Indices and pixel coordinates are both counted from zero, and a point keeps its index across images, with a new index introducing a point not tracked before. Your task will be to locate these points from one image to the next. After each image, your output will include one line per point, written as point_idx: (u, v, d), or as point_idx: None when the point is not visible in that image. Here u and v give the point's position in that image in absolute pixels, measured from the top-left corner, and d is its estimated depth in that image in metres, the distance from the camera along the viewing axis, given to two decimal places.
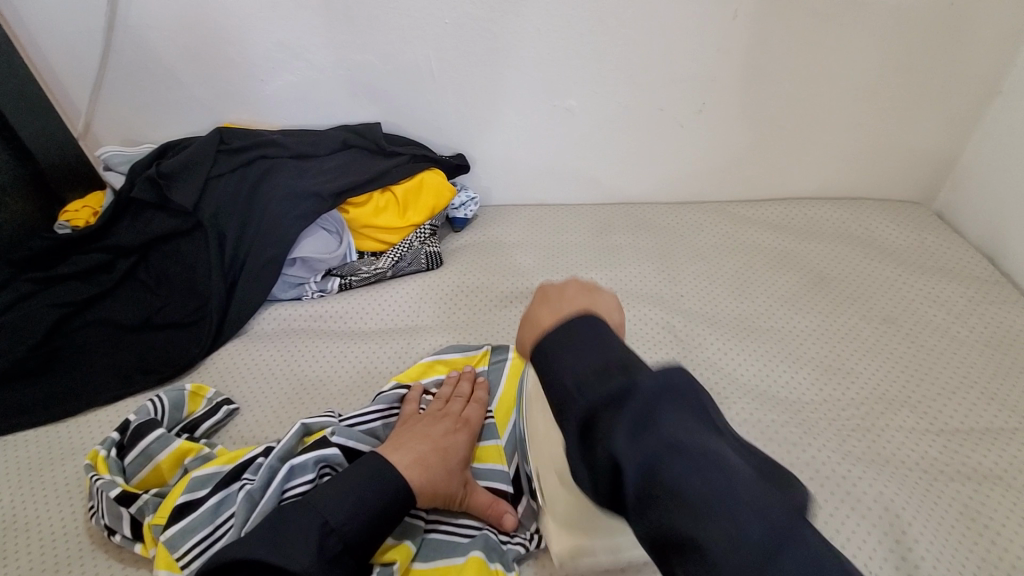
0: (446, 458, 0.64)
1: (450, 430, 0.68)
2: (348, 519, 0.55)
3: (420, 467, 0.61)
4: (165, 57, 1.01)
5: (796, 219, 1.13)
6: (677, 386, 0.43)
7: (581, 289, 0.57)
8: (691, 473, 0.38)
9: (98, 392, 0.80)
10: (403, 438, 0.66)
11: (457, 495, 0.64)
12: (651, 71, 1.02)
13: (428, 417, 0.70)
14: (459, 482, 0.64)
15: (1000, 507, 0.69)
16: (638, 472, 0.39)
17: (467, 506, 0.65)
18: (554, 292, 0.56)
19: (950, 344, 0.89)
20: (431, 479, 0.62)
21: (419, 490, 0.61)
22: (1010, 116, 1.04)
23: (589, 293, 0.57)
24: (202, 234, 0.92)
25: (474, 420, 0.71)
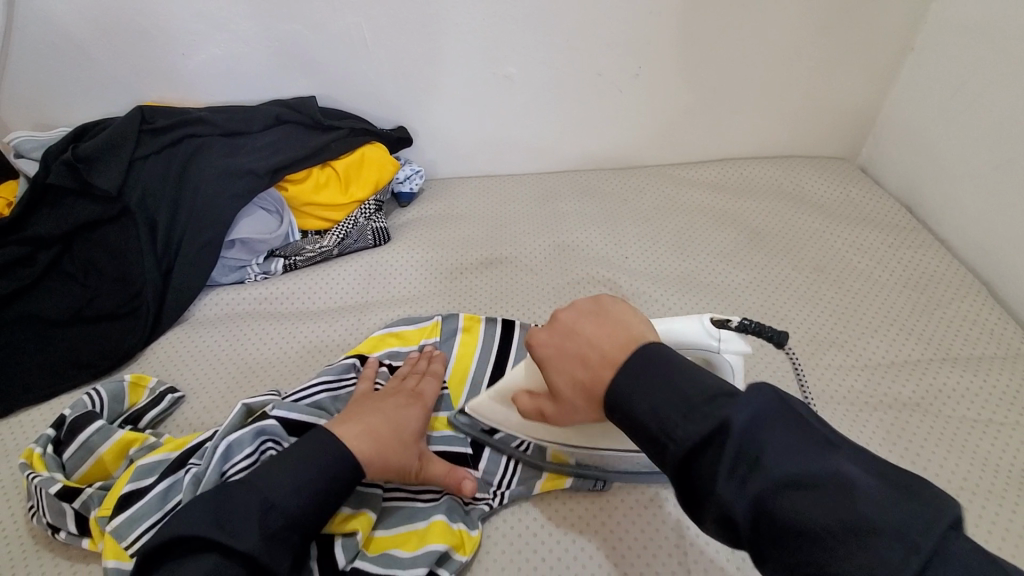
0: (399, 429, 0.64)
1: (403, 405, 0.67)
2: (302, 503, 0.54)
3: (370, 440, 0.60)
4: (71, 32, 0.94)
5: (733, 178, 1.18)
6: (768, 412, 0.43)
7: (589, 314, 0.57)
8: (813, 503, 0.38)
9: (29, 391, 0.76)
10: (354, 411, 0.64)
11: (413, 465, 0.63)
12: (587, 36, 1.02)
13: (379, 393, 0.68)
14: (414, 454, 0.63)
15: (920, 431, 0.76)
16: (749, 508, 0.40)
17: (424, 478, 0.64)
18: (582, 345, 0.54)
19: (873, 287, 0.96)
20: (382, 449, 0.60)
21: (370, 458, 0.59)
22: (921, 71, 1.10)
23: (607, 320, 0.56)
24: (129, 220, 0.88)
25: (428, 394, 0.70)
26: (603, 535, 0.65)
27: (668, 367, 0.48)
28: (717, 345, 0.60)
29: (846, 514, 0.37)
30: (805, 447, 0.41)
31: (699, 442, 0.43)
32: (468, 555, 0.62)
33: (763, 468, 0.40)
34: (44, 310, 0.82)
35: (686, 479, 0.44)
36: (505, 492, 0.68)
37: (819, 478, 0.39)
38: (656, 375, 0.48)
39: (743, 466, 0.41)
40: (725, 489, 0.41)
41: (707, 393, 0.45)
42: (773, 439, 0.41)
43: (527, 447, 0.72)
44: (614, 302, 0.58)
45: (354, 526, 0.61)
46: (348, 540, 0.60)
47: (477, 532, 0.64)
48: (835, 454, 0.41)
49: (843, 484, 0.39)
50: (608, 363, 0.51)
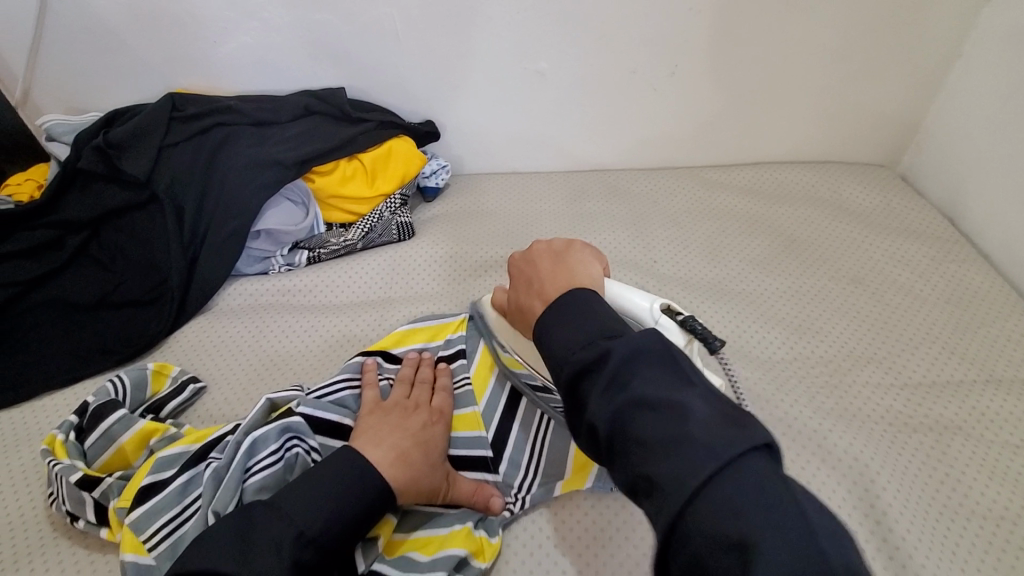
0: (428, 451, 0.62)
1: (428, 423, 0.65)
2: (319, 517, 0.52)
3: (402, 465, 0.59)
4: (105, 17, 0.94)
5: (767, 183, 1.14)
6: (652, 347, 0.44)
7: (552, 253, 0.62)
8: (658, 423, 0.40)
9: (54, 375, 0.76)
10: (377, 430, 0.62)
11: (440, 487, 0.62)
12: (623, 33, 1.00)
13: (399, 407, 0.66)
14: (442, 475, 0.62)
15: (962, 456, 0.73)
16: (608, 425, 0.42)
17: (450, 499, 0.63)
18: (533, 273, 0.61)
19: (913, 302, 0.92)
20: (416, 474, 0.59)
21: (404, 484, 0.58)
22: (971, 76, 1.05)
23: (561, 262, 0.61)
24: (156, 207, 0.88)
25: (446, 410, 0.69)
26: (627, 550, 0.62)
27: (589, 305, 0.51)
28: (653, 326, 0.61)
29: (675, 433, 0.39)
30: (668, 380, 0.42)
31: (584, 366, 0.45)
32: (487, 561, 0.61)
33: (627, 392, 0.42)
34: (71, 295, 0.82)
35: (572, 397, 0.46)
36: (527, 496, 0.66)
37: (664, 402, 0.41)
38: (577, 311, 0.51)
39: (613, 386, 0.43)
40: (595, 406, 0.43)
41: (607, 330, 0.48)
42: (645, 373, 0.43)
43: (549, 451, 0.69)
44: (580, 251, 0.63)
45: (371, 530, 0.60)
46: (366, 545, 0.59)
47: (498, 539, 0.63)
48: (690, 388, 0.42)
49: (678, 407, 0.40)
50: (543, 295, 0.57)
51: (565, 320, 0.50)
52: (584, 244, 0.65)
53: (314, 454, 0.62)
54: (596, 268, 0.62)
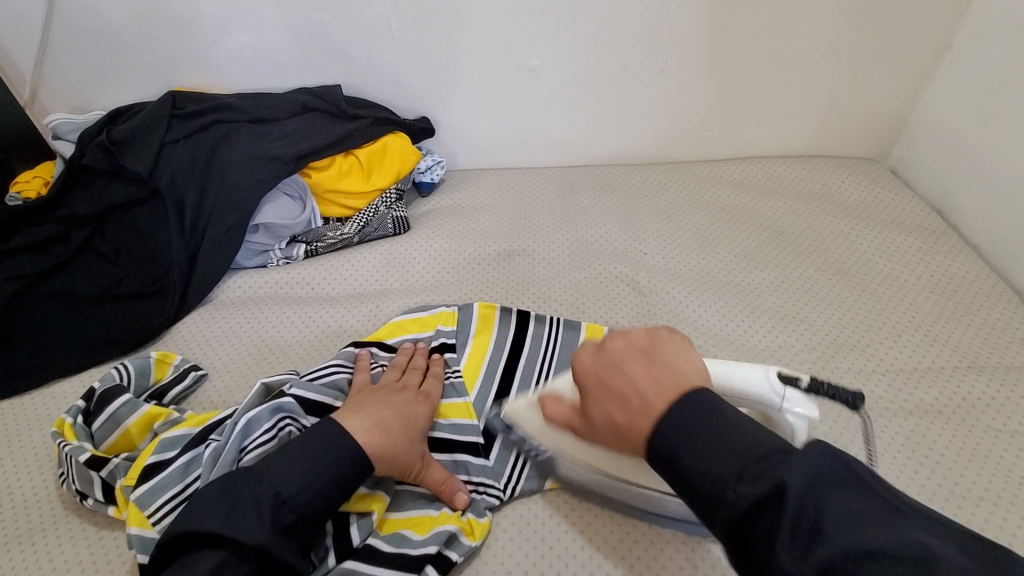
0: (409, 427, 0.64)
1: (411, 402, 0.67)
2: (300, 491, 0.54)
3: (381, 432, 0.61)
4: (109, 18, 0.97)
5: (758, 176, 1.16)
6: (829, 471, 0.40)
7: (639, 351, 0.51)
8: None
9: (61, 364, 0.79)
10: (363, 403, 0.64)
11: (415, 465, 0.63)
12: (613, 29, 1.02)
13: (387, 387, 0.69)
14: (419, 453, 0.64)
15: (941, 439, 0.75)
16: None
17: (422, 479, 0.64)
18: (622, 384, 0.50)
19: (898, 292, 0.94)
20: (393, 444, 0.61)
21: (379, 455, 0.60)
22: (959, 70, 1.07)
23: (656, 363, 0.50)
24: (159, 202, 0.90)
25: (434, 394, 0.71)
26: (612, 529, 0.65)
27: (718, 418, 0.44)
28: (781, 403, 0.57)
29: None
30: (876, 516, 0.38)
31: (753, 505, 0.39)
32: (477, 540, 0.63)
33: (828, 540, 0.37)
34: (77, 288, 0.85)
35: (739, 543, 0.40)
36: (516, 484, 0.68)
37: (890, 550, 0.36)
38: (703, 426, 0.44)
39: (808, 532, 0.37)
40: (787, 560, 0.37)
41: (761, 451, 0.41)
42: (838, 503, 0.38)
43: None
44: (671, 339, 0.52)
45: (365, 505, 0.62)
46: (361, 519, 0.62)
47: (486, 519, 0.65)
48: (902, 519, 0.38)
49: (914, 548, 0.36)
50: (647, 413, 0.47)
51: (698, 458, 0.43)
52: (666, 328, 0.53)
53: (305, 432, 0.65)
54: (696, 355, 0.51)
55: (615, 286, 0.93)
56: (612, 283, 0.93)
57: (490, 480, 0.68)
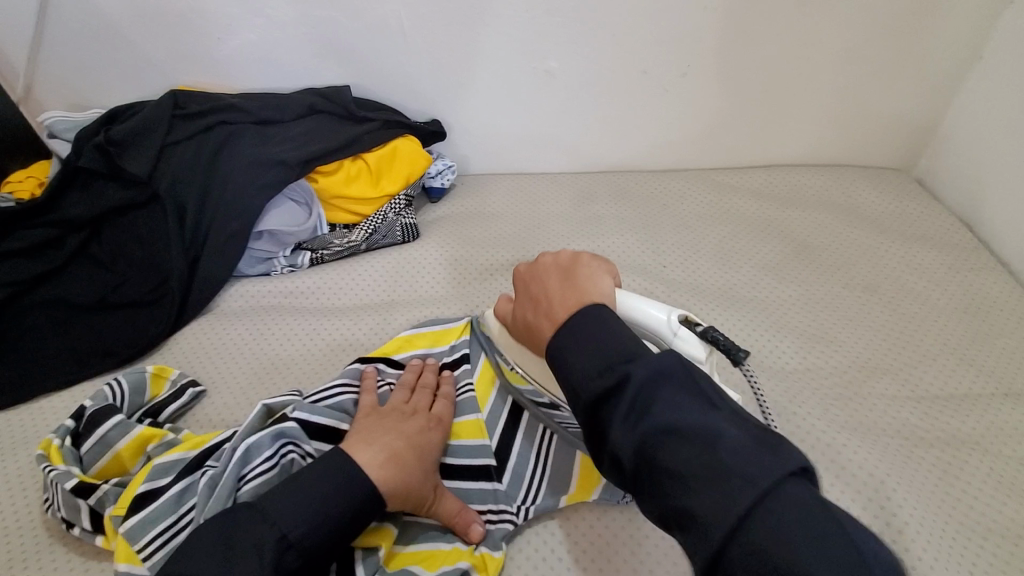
0: (421, 458, 0.60)
1: (423, 429, 0.64)
2: (308, 532, 0.51)
3: (392, 466, 0.57)
4: (108, 13, 0.93)
5: (780, 186, 1.12)
6: (670, 370, 0.45)
7: (560, 268, 0.57)
8: (682, 452, 0.41)
9: (51, 377, 0.75)
10: (372, 432, 0.60)
11: (427, 498, 0.60)
12: (634, 32, 0.97)
13: (396, 411, 0.65)
14: (431, 485, 0.60)
15: (980, 472, 0.71)
16: (632, 453, 0.43)
17: (434, 513, 0.60)
18: (540, 291, 0.56)
19: (930, 311, 0.89)
20: (404, 478, 0.57)
21: (390, 489, 0.56)
22: (992, 80, 1.03)
23: (572, 278, 0.56)
24: (157, 206, 0.86)
25: (445, 417, 0.67)
26: (634, 566, 0.61)
27: (601, 326, 0.49)
28: (671, 338, 0.57)
29: (707, 459, 0.40)
30: (692, 407, 0.43)
31: (603, 391, 0.45)
32: None
33: (651, 418, 0.43)
34: (71, 295, 0.81)
35: (594, 427, 0.46)
36: (530, 507, 0.64)
37: (690, 429, 0.42)
38: (589, 331, 0.49)
39: (638, 412, 0.43)
40: (618, 434, 0.43)
41: (626, 351, 0.46)
42: (667, 395, 0.44)
43: (555, 460, 0.68)
44: (589, 262, 0.58)
45: (373, 540, 0.58)
46: (368, 556, 0.57)
47: (501, 553, 0.61)
48: (715, 412, 0.43)
49: (708, 433, 0.41)
50: (552, 315, 0.53)
51: (580, 352, 0.48)
52: (590, 254, 0.60)
53: (309, 459, 0.61)
54: (608, 279, 0.57)
55: None
56: None
57: (504, 506, 0.64)
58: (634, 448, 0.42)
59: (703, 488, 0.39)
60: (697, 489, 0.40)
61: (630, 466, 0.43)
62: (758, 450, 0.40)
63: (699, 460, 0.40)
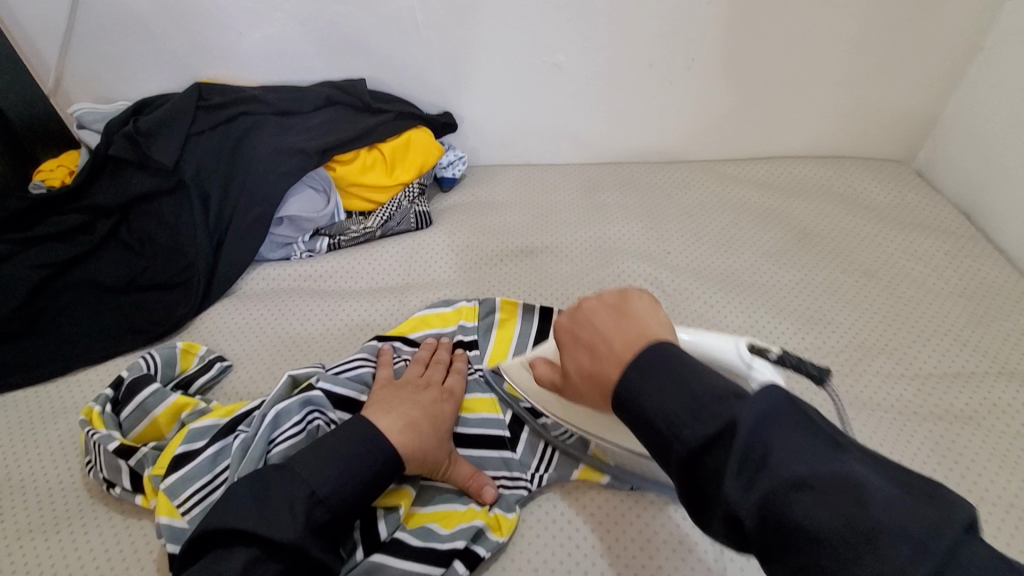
0: (436, 426, 0.64)
1: (436, 400, 0.67)
2: (334, 489, 0.54)
3: (410, 433, 0.61)
4: (136, 9, 0.97)
5: (781, 176, 1.15)
6: (780, 410, 0.41)
7: (610, 307, 0.56)
8: (820, 508, 0.35)
9: (86, 353, 0.79)
10: (389, 402, 0.64)
11: (441, 463, 0.63)
12: (639, 26, 1.01)
13: (411, 384, 0.68)
14: (446, 452, 0.64)
15: (971, 444, 0.74)
16: (756, 514, 0.37)
17: (448, 477, 0.64)
18: (592, 333, 0.54)
19: (926, 295, 0.92)
20: (421, 444, 0.61)
21: (408, 454, 0.60)
22: (989, 72, 1.05)
23: (626, 314, 0.54)
24: (183, 193, 0.90)
25: (458, 390, 0.71)
26: (639, 527, 0.64)
27: (679, 366, 0.46)
28: (748, 371, 0.55)
29: (856, 517, 0.34)
30: (813, 449, 0.38)
31: (706, 441, 0.40)
32: (504, 536, 0.62)
33: (771, 470, 0.37)
34: (103, 277, 0.85)
35: (693, 485, 0.41)
36: (543, 474, 0.67)
37: (821, 478, 0.36)
38: (664, 371, 0.45)
39: (751, 464, 0.38)
40: (733, 491, 0.38)
41: (717, 392, 0.43)
42: (780, 437, 0.39)
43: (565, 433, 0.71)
44: (639, 297, 0.56)
45: (394, 500, 0.62)
46: (389, 514, 0.61)
47: (514, 514, 0.65)
48: (840, 454, 0.38)
49: (847, 479, 0.36)
50: (614, 357, 0.50)
51: (658, 400, 0.44)
52: (639, 290, 0.58)
53: (333, 425, 0.64)
54: (661, 314, 0.55)
55: (638, 284, 0.92)
56: (635, 281, 0.93)
57: (517, 474, 0.68)
58: (757, 507, 0.37)
59: (866, 556, 0.33)
60: (851, 559, 0.33)
61: (754, 528, 0.37)
62: (911, 500, 0.35)
63: (843, 515, 0.34)
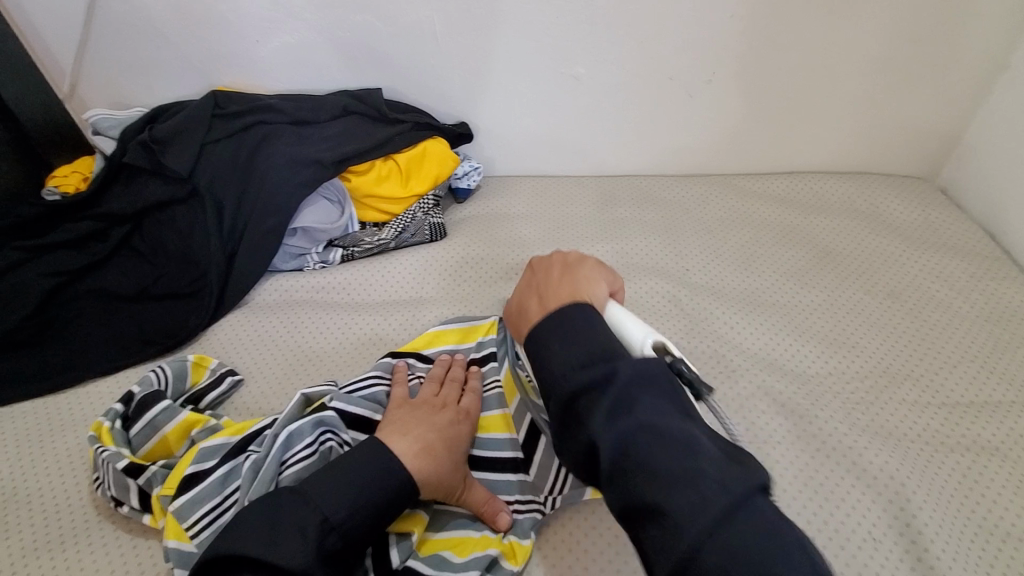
0: (451, 449, 0.62)
1: (453, 421, 0.66)
2: (347, 515, 0.53)
3: (425, 456, 0.59)
4: (153, 16, 0.97)
5: (802, 192, 1.13)
6: (654, 376, 0.46)
7: (563, 266, 0.62)
8: (656, 451, 0.42)
9: (97, 363, 0.79)
10: (404, 423, 0.63)
11: (457, 488, 0.61)
12: (661, 39, 0.99)
13: (426, 405, 0.67)
14: (461, 476, 0.62)
15: (1001, 478, 0.71)
16: (613, 452, 0.43)
17: (463, 502, 0.62)
18: (538, 282, 0.60)
19: (953, 319, 0.90)
20: (437, 468, 0.59)
21: (423, 478, 0.58)
22: (1018, 90, 1.03)
23: (571, 275, 0.60)
24: (196, 202, 0.90)
25: (473, 411, 0.69)
26: None
27: (585, 319, 0.51)
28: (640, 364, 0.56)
29: (683, 468, 0.41)
30: (670, 411, 0.45)
31: (584, 384, 0.46)
32: (519, 564, 0.61)
33: (634, 415, 0.44)
34: (114, 285, 0.85)
35: (563, 420, 0.47)
36: (557, 497, 0.65)
37: (670, 434, 0.43)
38: (573, 323, 0.51)
39: (615, 409, 0.44)
40: (597, 426, 0.44)
41: (605, 348, 0.49)
42: (648, 397, 0.45)
43: None
44: (591, 264, 0.62)
45: (407, 526, 0.60)
46: (402, 540, 0.60)
47: (530, 541, 0.63)
48: (688, 421, 0.45)
49: (684, 441, 0.42)
50: (542, 304, 0.57)
51: (564, 341, 0.50)
52: (596, 260, 0.64)
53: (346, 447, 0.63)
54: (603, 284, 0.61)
55: (656, 302, 0.90)
56: (653, 299, 0.91)
57: (531, 496, 0.66)
58: (615, 447, 0.43)
59: (679, 493, 0.40)
60: (669, 494, 0.40)
61: (607, 467, 0.43)
62: (731, 464, 0.42)
63: (673, 466, 0.41)
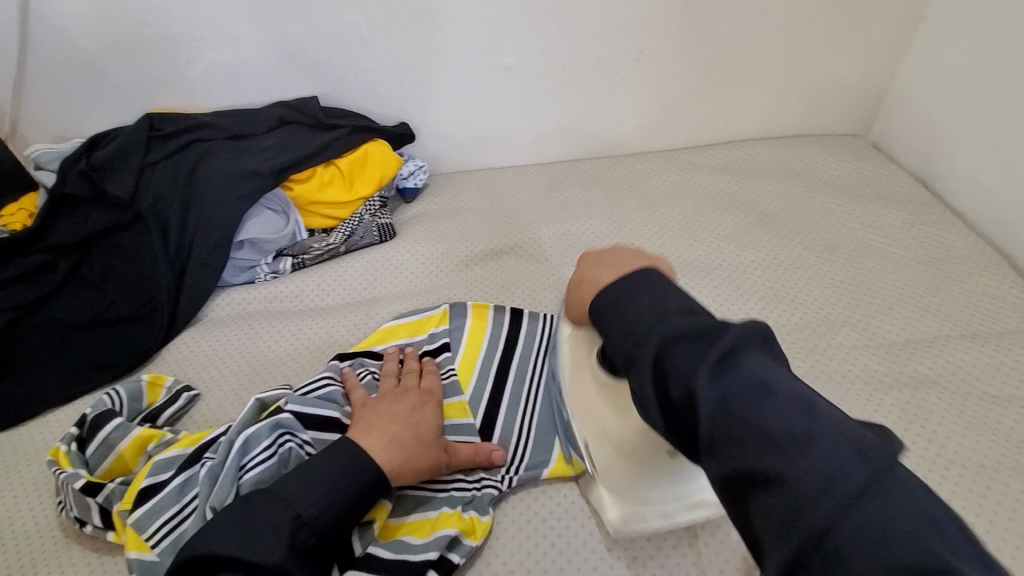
0: (421, 431, 0.64)
1: (417, 404, 0.67)
2: (305, 503, 0.54)
3: (396, 448, 0.61)
4: (82, 46, 0.97)
5: (740, 160, 1.16)
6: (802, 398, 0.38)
7: (639, 253, 0.59)
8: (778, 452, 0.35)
9: (55, 393, 0.79)
10: (370, 419, 0.64)
11: (441, 461, 0.64)
12: (585, 25, 1.02)
13: (389, 395, 0.68)
14: (439, 450, 0.64)
15: (938, 408, 0.75)
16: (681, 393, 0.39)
17: (453, 467, 0.66)
18: (612, 258, 0.58)
19: (887, 265, 0.94)
20: (410, 457, 0.61)
21: (400, 466, 0.60)
22: (932, 42, 1.08)
23: (644, 257, 0.58)
24: (143, 225, 0.91)
25: (435, 390, 0.71)
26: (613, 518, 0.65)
27: (657, 285, 0.47)
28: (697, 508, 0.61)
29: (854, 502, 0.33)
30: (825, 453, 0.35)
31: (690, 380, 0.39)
32: (479, 539, 0.63)
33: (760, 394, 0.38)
34: (66, 314, 0.85)
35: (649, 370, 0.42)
36: (513, 476, 0.68)
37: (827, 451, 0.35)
38: (642, 289, 0.47)
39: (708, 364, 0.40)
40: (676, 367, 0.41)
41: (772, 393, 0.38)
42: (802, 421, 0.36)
43: (536, 431, 0.72)
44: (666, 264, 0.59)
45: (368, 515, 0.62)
46: (364, 529, 0.62)
47: (488, 517, 0.65)
48: None
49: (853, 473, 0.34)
50: (615, 272, 0.55)
51: (655, 299, 0.46)
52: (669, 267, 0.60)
53: (306, 447, 0.64)
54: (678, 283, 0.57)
55: None
56: None
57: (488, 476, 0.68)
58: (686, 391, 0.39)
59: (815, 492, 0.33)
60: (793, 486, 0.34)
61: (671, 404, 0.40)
62: None
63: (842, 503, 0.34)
